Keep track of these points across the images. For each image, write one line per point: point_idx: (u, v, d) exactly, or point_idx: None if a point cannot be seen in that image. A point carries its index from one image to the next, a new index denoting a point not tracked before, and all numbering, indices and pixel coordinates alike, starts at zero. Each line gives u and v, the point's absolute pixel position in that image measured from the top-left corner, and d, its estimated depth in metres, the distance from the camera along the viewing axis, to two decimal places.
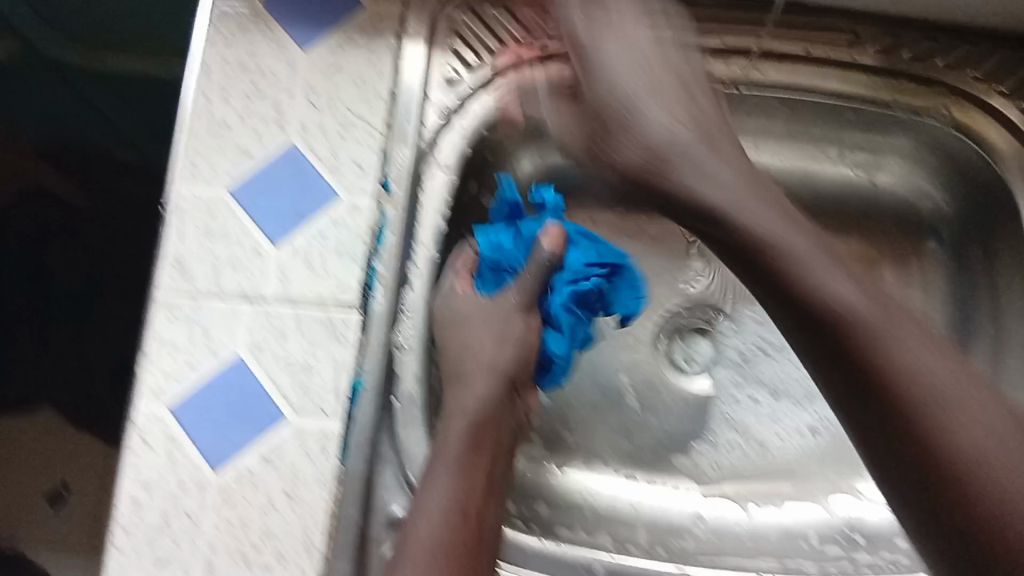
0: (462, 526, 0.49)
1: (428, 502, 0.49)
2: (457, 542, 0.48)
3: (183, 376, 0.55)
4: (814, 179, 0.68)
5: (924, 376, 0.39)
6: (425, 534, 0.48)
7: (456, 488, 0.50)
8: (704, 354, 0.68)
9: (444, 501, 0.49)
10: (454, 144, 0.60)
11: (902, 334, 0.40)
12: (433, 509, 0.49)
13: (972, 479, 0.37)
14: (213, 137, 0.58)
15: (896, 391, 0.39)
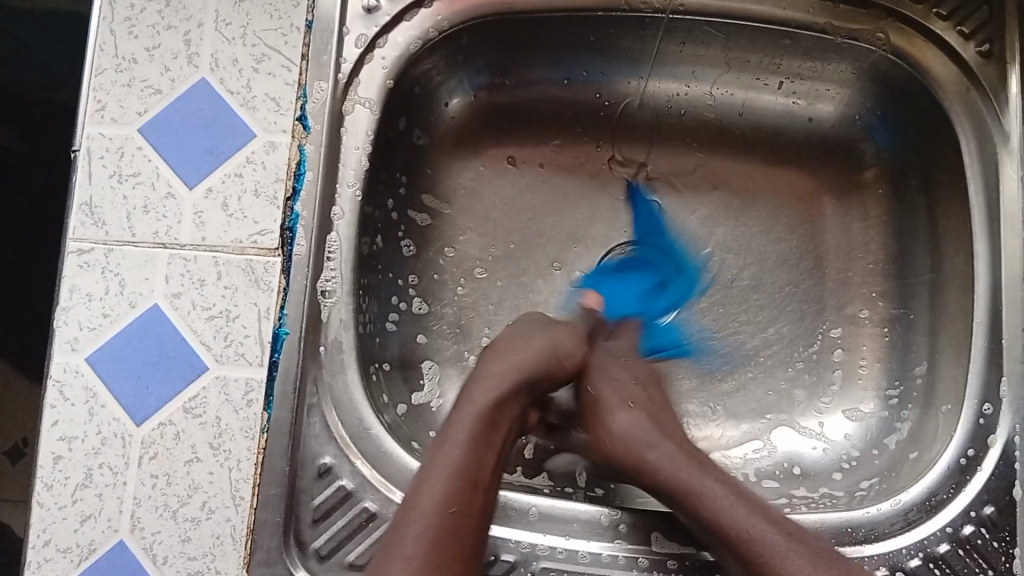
0: (458, 496, 0.44)
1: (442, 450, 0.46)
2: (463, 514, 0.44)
3: (99, 328, 0.53)
4: (752, 109, 0.67)
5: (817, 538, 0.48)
6: (431, 500, 0.43)
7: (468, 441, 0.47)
8: (645, 292, 0.67)
9: (437, 493, 0.44)
10: (375, 78, 0.58)
11: (705, 468, 0.52)
12: (432, 471, 0.45)
13: None
14: (119, 75, 0.55)
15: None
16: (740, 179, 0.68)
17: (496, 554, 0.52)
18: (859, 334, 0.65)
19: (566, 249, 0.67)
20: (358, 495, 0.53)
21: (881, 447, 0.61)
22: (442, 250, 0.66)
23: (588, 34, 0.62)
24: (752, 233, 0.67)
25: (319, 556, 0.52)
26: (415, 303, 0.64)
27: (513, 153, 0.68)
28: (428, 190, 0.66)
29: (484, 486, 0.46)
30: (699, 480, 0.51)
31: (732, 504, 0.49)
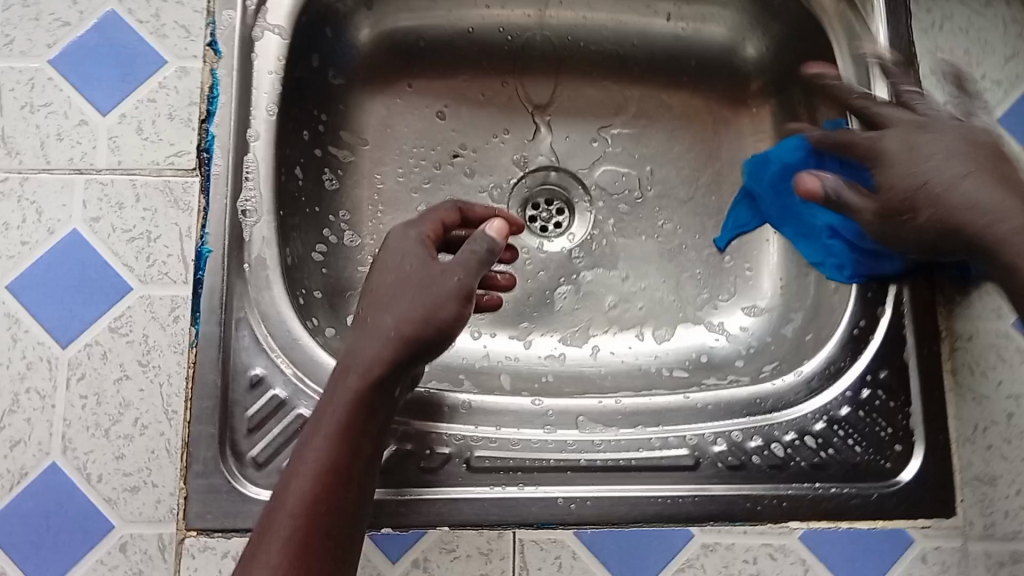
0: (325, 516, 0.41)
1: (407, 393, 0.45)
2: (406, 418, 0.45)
3: (18, 255, 0.53)
4: (646, 37, 0.71)
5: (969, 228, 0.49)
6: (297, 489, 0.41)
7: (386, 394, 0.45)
8: (559, 215, 0.70)
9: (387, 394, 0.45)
10: (284, 5, 0.59)
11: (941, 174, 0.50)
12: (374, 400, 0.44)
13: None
14: (29, 9, 0.56)
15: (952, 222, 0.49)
16: (643, 105, 0.72)
17: (471, 452, 0.54)
18: (758, 240, 0.69)
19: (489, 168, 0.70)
20: (292, 403, 0.53)
21: (776, 339, 0.65)
22: (362, 183, 0.67)
23: None
24: (655, 154, 0.71)
25: (257, 464, 0.52)
26: (345, 236, 0.66)
27: (424, 88, 0.70)
28: (346, 128, 0.67)
29: (350, 478, 0.42)
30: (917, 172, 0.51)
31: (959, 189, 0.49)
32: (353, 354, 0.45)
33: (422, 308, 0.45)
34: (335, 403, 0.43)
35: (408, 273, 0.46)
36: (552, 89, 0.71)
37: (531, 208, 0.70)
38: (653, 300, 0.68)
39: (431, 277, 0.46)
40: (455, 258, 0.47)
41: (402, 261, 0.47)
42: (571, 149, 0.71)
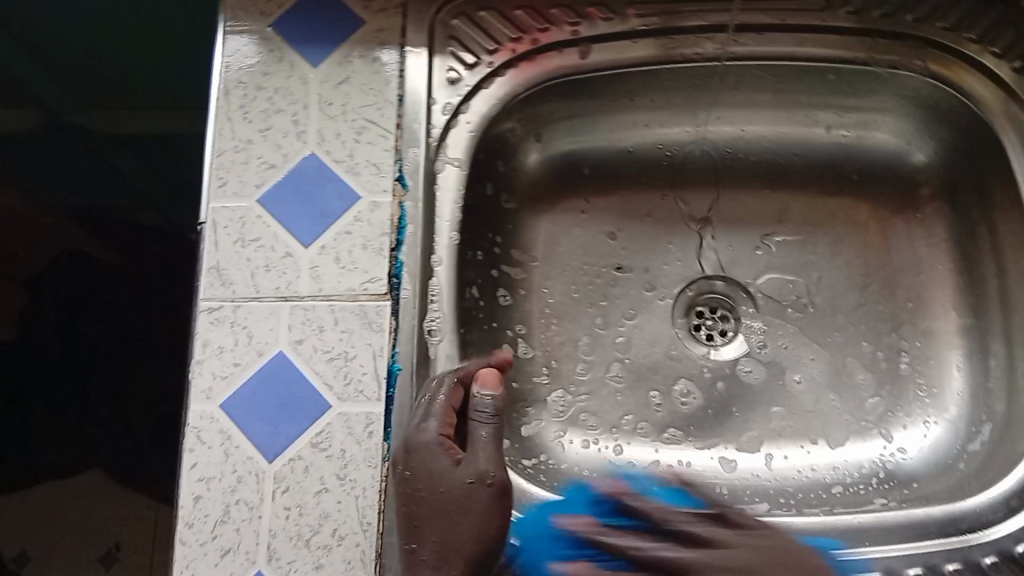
0: None
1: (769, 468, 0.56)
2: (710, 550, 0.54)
3: (230, 376, 0.58)
4: (806, 147, 0.72)
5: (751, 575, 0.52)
6: None
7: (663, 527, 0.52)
8: (725, 323, 0.71)
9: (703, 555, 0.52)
10: (462, 140, 0.65)
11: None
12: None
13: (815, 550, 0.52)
14: (238, 154, 0.62)
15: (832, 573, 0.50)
16: (806, 212, 0.72)
17: None
18: (940, 345, 0.68)
19: (657, 277, 0.72)
20: None
21: (966, 457, 0.64)
22: (531, 296, 0.70)
23: (646, 88, 0.68)
24: (821, 261, 0.71)
25: None
26: (519, 348, 0.68)
27: (582, 202, 0.73)
28: (517, 246, 0.71)
29: None
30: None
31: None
32: None
33: (469, 530, 0.53)
34: None
35: (433, 498, 0.54)
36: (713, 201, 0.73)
37: (695, 316, 0.71)
38: (828, 409, 0.67)
39: (461, 501, 0.53)
40: (473, 461, 0.54)
41: (430, 483, 0.54)
42: (735, 257, 0.72)
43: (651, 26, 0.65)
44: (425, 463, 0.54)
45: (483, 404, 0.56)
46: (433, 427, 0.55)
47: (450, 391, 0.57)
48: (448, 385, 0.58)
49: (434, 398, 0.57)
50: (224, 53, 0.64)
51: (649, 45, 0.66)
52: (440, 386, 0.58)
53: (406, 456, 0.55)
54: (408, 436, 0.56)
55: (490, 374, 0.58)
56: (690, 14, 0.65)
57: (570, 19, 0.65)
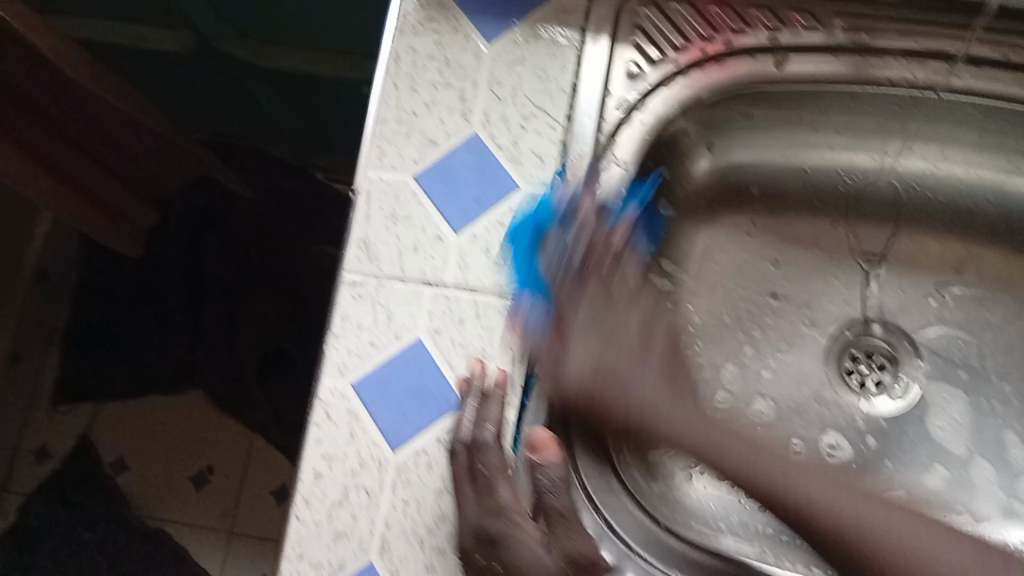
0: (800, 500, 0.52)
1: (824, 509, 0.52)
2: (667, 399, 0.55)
3: (365, 355, 0.56)
4: (1004, 195, 0.65)
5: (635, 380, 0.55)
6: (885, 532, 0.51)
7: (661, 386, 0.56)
8: (880, 371, 0.66)
9: (806, 492, 0.52)
10: (634, 141, 0.60)
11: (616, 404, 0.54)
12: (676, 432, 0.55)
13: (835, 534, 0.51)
14: (400, 125, 0.60)
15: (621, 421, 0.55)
16: (985, 264, 0.67)
17: None
18: None
19: (811, 307, 0.68)
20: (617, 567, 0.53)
21: None
22: (673, 310, 0.67)
23: (844, 107, 0.63)
24: (997, 324, 0.66)
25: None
26: None
27: (746, 221, 0.69)
28: (668, 256, 0.67)
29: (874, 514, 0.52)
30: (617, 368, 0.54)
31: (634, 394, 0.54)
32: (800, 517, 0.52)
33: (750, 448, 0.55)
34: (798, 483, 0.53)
35: None
36: (889, 239, 0.68)
37: (847, 360, 0.67)
38: (981, 486, 0.63)
39: None
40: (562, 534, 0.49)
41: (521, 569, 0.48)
42: (902, 304, 0.67)
43: (861, 42, 0.60)
44: (518, 556, 0.48)
45: (557, 493, 0.49)
46: (488, 514, 0.49)
47: (490, 484, 0.50)
48: (468, 446, 0.52)
49: (472, 484, 0.51)
50: (397, 16, 0.62)
51: (853, 61, 0.60)
52: (465, 461, 0.51)
53: (492, 548, 0.49)
54: (466, 542, 0.50)
55: (546, 437, 0.50)
56: (904, 36, 0.60)
57: (770, 23, 0.61)
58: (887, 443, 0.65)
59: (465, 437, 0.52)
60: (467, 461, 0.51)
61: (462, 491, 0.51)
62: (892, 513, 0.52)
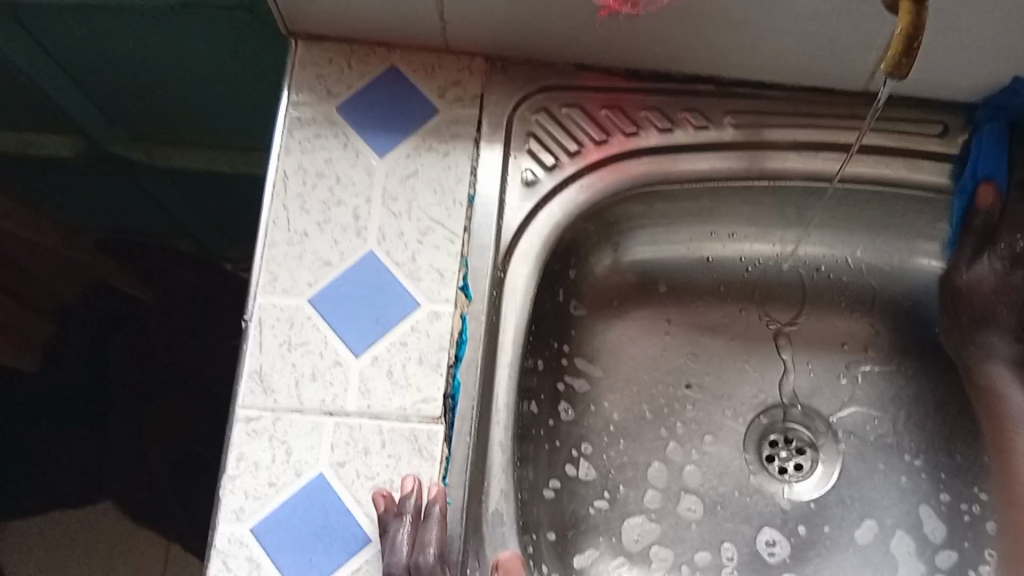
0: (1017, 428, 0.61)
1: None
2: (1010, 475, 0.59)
3: (264, 497, 0.53)
4: (903, 271, 0.67)
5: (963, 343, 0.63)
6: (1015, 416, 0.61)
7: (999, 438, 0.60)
8: (799, 456, 0.66)
9: (1019, 425, 0.61)
10: (532, 248, 0.59)
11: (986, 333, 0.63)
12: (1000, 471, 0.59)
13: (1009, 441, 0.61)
14: (291, 247, 0.57)
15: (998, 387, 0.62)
16: (892, 341, 0.68)
17: None
18: None
19: (732, 389, 0.68)
20: None
21: None
22: (591, 409, 0.66)
23: (741, 202, 0.64)
24: (908, 398, 0.67)
25: None
26: (581, 468, 0.64)
27: (662, 317, 0.69)
28: (581, 355, 0.66)
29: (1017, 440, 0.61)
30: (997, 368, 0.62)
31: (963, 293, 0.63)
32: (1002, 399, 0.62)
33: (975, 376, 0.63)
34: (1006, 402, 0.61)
35: None
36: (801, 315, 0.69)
37: (767, 446, 0.66)
38: (900, 559, 0.63)
39: None
40: None
41: None
42: (816, 384, 0.68)
43: (739, 137, 0.61)
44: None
45: None
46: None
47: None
48: (409, 572, 0.50)
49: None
50: (281, 134, 0.59)
51: (735, 157, 0.61)
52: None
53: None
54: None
55: (513, 559, 0.53)
56: (781, 129, 0.61)
57: (661, 124, 0.61)
58: (819, 531, 0.64)
59: (402, 561, 0.50)
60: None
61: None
62: None
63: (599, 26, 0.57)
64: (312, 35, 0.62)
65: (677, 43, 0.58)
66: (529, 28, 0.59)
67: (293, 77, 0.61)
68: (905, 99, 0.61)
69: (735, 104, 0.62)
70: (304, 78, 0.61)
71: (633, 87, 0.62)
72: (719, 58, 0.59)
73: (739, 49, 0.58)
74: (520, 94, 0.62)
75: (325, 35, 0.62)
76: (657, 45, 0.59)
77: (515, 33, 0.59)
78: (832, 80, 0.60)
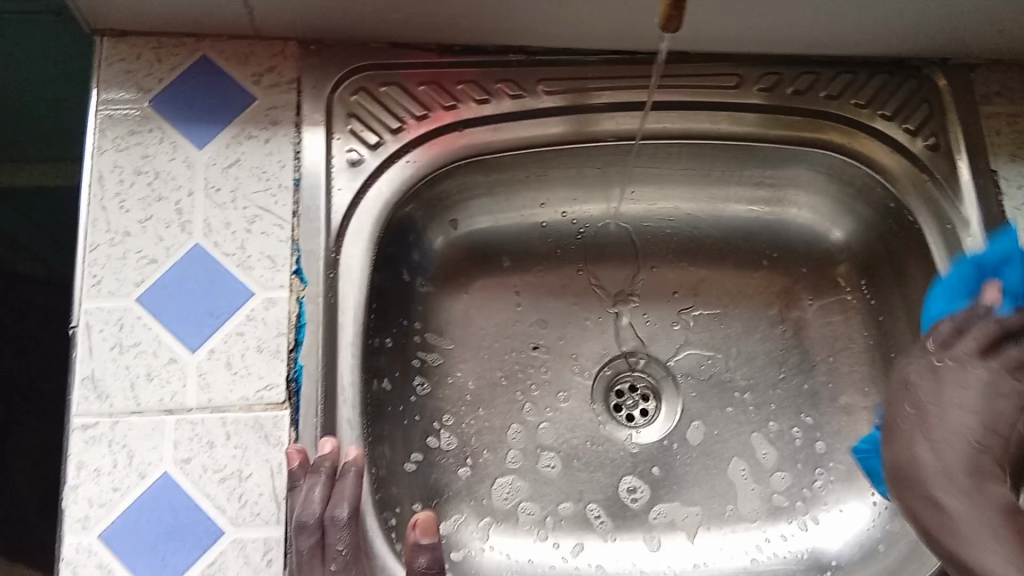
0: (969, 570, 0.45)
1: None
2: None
3: (110, 503, 0.52)
4: (723, 218, 0.72)
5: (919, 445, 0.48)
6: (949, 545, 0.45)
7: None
8: (645, 402, 0.69)
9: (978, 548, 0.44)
10: (364, 227, 0.60)
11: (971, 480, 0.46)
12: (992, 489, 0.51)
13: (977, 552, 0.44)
14: (114, 249, 0.56)
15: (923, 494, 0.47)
16: (722, 286, 0.72)
17: None
18: (852, 422, 0.68)
19: (580, 345, 0.70)
20: None
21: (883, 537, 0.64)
22: (448, 379, 0.67)
23: (565, 165, 0.66)
24: (739, 337, 0.71)
25: None
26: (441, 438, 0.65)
27: (511, 288, 0.71)
28: (430, 328, 0.67)
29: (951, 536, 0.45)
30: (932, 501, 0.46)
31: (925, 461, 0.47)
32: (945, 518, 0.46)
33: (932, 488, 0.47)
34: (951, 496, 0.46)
35: None
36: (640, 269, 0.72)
37: (614, 395, 0.69)
38: (738, 484, 0.67)
39: None
40: None
41: None
42: (652, 332, 0.71)
43: (557, 102, 0.63)
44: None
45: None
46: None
47: (347, 566, 0.49)
48: (321, 528, 0.50)
49: (327, 563, 0.50)
50: (93, 136, 0.58)
51: (554, 122, 0.63)
52: (313, 544, 0.50)
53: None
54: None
55: (430, 518, 0.47)
56: (597, 92, 0.64)
57: (478, 95, 0.63)
58: (671, 469, 0.67)
59: (315, 518, 0.50)
60: (318, 540, 0.50)
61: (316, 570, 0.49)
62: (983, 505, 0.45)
63: (404, 4, 0.58)
64: (116, 31, 0.60)
65: (481, 16, 0.60)
66: (335, 10, 0.59)
67: (100, 75, 0.59)
68: (703, 54, 0.64)
69: (548, 72, 0.64)
70: (112, 75, 0.59)
71: (449, 62, 0.64)
72: (525, 28, 0.61)
73: (541, 17, 0.60)
74: (336, 76, 0.62)
75: (130, 30, 0.60)
76: (463, 19, 0.60)
77: (323, 16, 0.59)
78: (631, 41, 0.63)
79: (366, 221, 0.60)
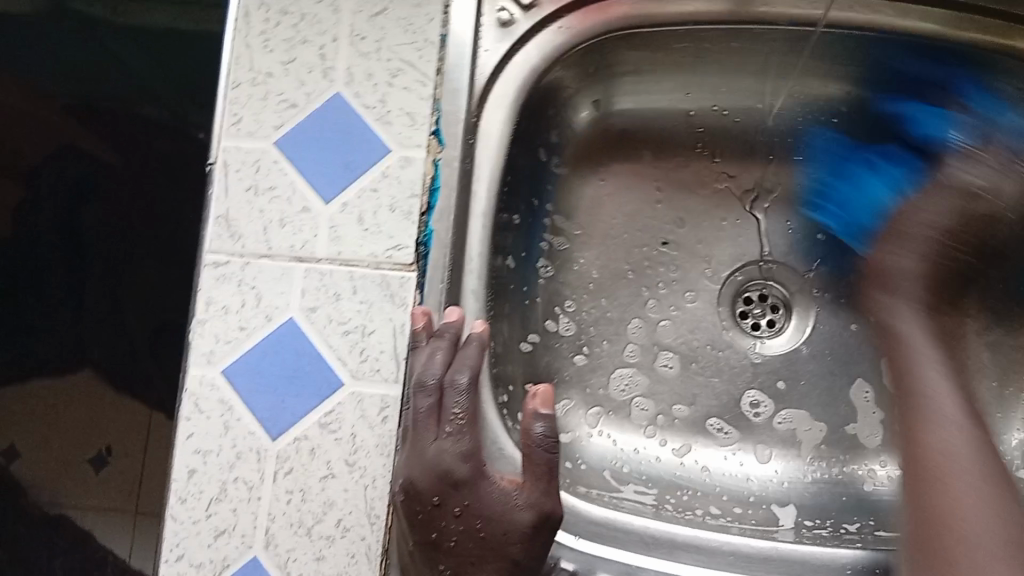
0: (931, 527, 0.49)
1: (988, 566, 0.46)
2: (996, 476, 0.50)
3: (235, 341, 0.53)
4: None
5: (940, 428, 0.52)
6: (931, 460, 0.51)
7: (950, 368, 0.56)
8: (773, 313, 0.67)
9: (957, 506, 0.49)
10: (508, 92, 0.57)
11: (937, 488, 0.50)
12: (967, 467, 0.50)
13: (954, 529, 0.48)
14: (256, 88, 0.55)
15: (937, 470, 0.51)
16: None
17: None
18: (995, 359, 0.64)
19: (712, 246, 0.67)
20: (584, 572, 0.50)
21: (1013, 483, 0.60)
22: (571, 263, 0.65)
23: (725, 50, 0.62)
24: None
25: None
26: (561, 324, 0.64)
27: (647, 177, 0.67)
28: (560, 210, 0.65)
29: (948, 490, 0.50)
30: (960, 494, 0.49)
31: (946, 441, 0.51)
32: (957, 512, 0.48)
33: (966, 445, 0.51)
34: (967, 454, 0.51)
35: (482, 532, 0.46)
36: (783, 174, 0.68)
37: (742, 302, 0.67)
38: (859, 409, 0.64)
39: (501, 536, 0.46)
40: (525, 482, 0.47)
41: (482, 519, 0.46)
42: (791, 242, 0.68)
43: None
44: (484, 501, 0.46)
45: (535, 447, 0.47)
46: (457, 457, 0.46)
47: (461, 431, 0.47)
48: (440, 390, 0.48)
49: (441, 427, 0.47)
50: None
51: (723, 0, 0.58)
52: (432, 405, 0.48)
53: (457, 491, 0.46)
54: (423, 484, 0.46)
55: (549, 390, 0.48)
56: None
57: None
58: (795, 385, 0.64)
59: (436, 380, 0.49)
60: (436, 403, 0.48)
61: (431, 429, 0.47)
62: (968, 484, 0.49)
63: None
64: None
65: None
66: None
67: None
68: None
69: None
70: None
71: None
72: None
73: None
74: None
75: None
76: None
77: None
78: None
79: (513, 83, 0.58)
